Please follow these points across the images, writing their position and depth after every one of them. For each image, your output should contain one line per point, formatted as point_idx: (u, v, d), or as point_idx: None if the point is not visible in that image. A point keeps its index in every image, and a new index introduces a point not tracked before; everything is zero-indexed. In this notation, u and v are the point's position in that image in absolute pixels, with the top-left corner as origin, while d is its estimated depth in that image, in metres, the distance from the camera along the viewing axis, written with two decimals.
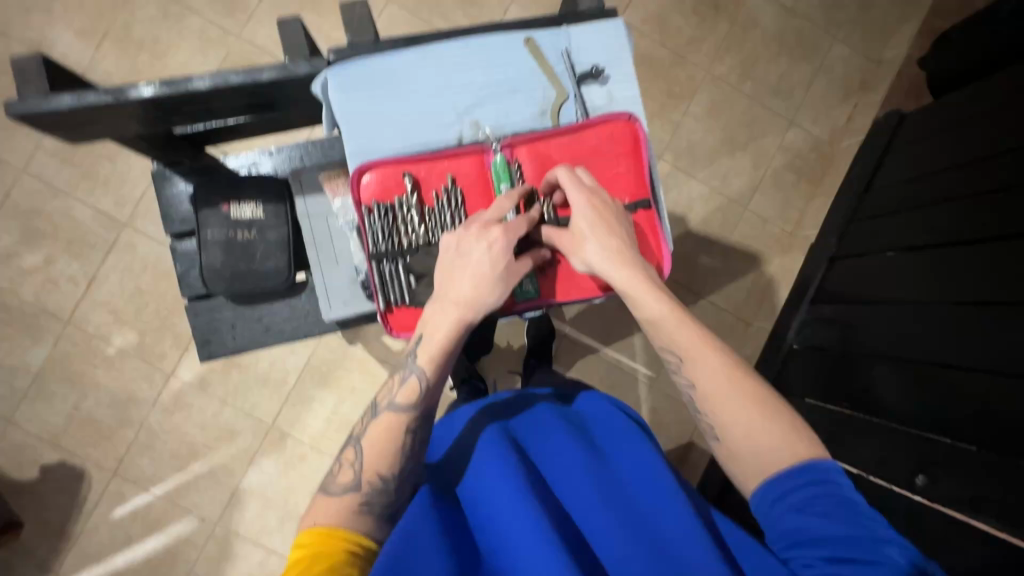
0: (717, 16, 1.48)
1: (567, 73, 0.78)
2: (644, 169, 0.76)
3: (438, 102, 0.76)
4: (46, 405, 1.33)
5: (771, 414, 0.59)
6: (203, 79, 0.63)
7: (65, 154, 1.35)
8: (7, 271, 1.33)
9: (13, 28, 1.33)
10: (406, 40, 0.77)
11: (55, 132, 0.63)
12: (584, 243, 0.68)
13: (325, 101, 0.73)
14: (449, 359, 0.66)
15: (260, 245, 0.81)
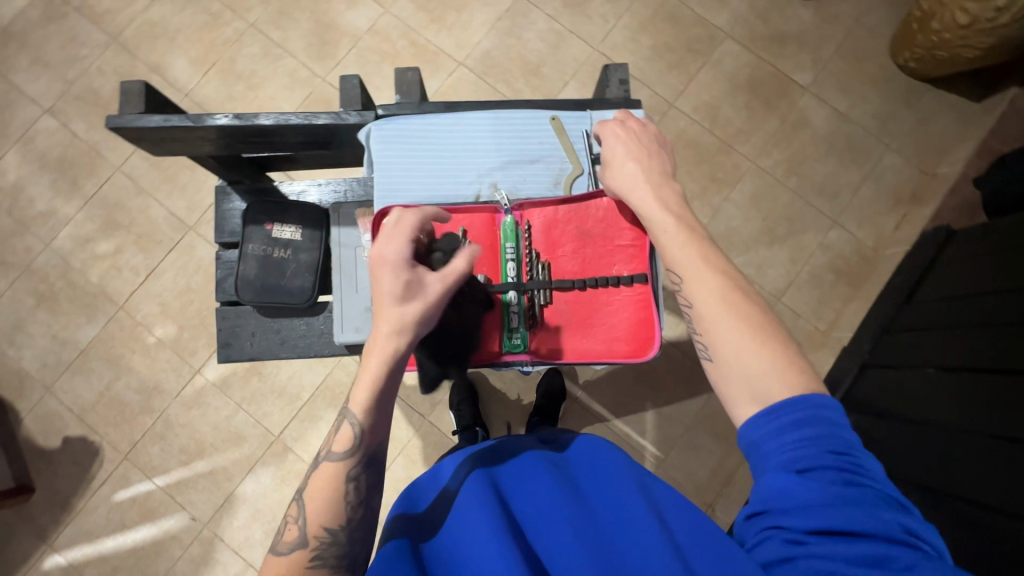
0: (769, 113, 1.53)
1: (584, 152, 0.84)
2: (646, 247, 0.78)
3: (464, 163, 0.82)
4: (83, 381, 1.43)
5: (765, 339, 0.57)
6: (269, 118, 0.72)
7: (156, 159, 1.51)
8: (82, 254, 1.48)
9: (141, 50, 1.55)
10: (445, 104, 0.84)
11: (143, 147, 0.73)
12: (605, 167, 0.74)
13: (365, 149, 0.81)
14: (381, 390, 0.64)
15: (292, 264, 0.88)
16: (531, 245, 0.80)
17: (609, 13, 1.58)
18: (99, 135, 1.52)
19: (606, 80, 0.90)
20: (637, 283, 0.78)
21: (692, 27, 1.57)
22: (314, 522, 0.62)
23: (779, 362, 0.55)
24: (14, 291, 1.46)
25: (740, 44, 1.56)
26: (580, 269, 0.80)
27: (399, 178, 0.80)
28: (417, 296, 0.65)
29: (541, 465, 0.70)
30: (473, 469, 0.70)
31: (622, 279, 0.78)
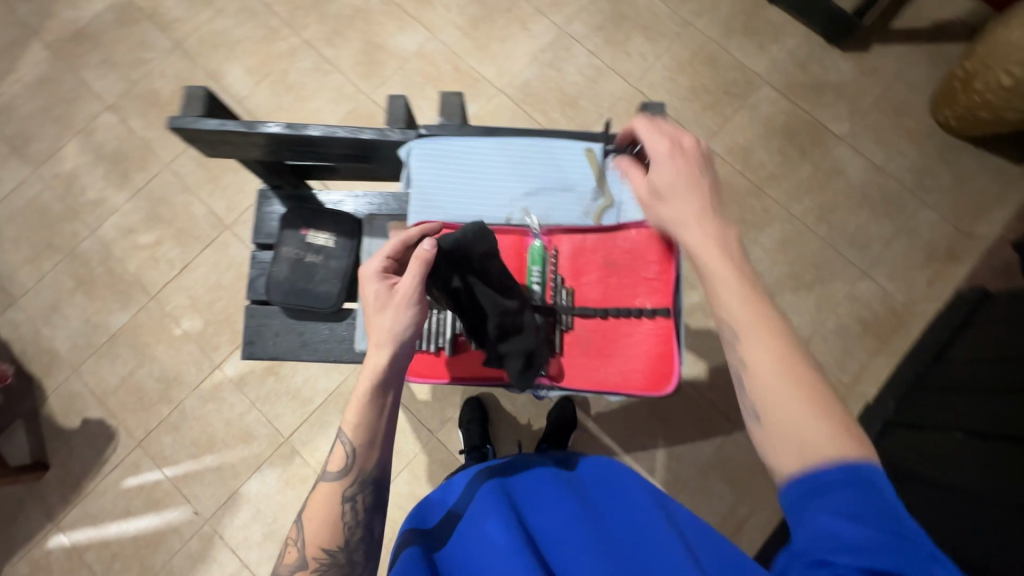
0: (802, 160, 1.53)
1: (617, 185, 0.85)
2: (671, 282, 0.79)
3: (498, 187, 0.84)
4: (108, 366, 1.47)
5: (822, 406, 0.54)
6: (317, 129, 0.75)
7: (202, 159, 1.58)
8: (123, 244, 1.54)
9: (202, 58, 1.64)
10: (484, 129, 0.87)
11: (199, 147, 0.77)
12: (662, 200, 0.69)
13: (404, 167, 0.84)
14: (370, 400, 0.66)
15: (322, 269, 0.89)
16: (557, 269, 0.81)
17: (649, 52, 1.61)
18: (153, 133, 1.60)
19: (643, 115, 0.91)
20: (658, 317, 0.78)
21: (729, 71, 1.59)
22: (313, 543, 0.63)
23: (837, 431, 0.53)
24: (56, 273, 1.53)
25: (777, 90, 1.57)
26: (604, 297, 0.80)
27: (434, 198, 0.83)
28: (388, 306, 0.68)
29: (556, 483, 0.71)
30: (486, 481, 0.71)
31: (644, 312, 0.79)
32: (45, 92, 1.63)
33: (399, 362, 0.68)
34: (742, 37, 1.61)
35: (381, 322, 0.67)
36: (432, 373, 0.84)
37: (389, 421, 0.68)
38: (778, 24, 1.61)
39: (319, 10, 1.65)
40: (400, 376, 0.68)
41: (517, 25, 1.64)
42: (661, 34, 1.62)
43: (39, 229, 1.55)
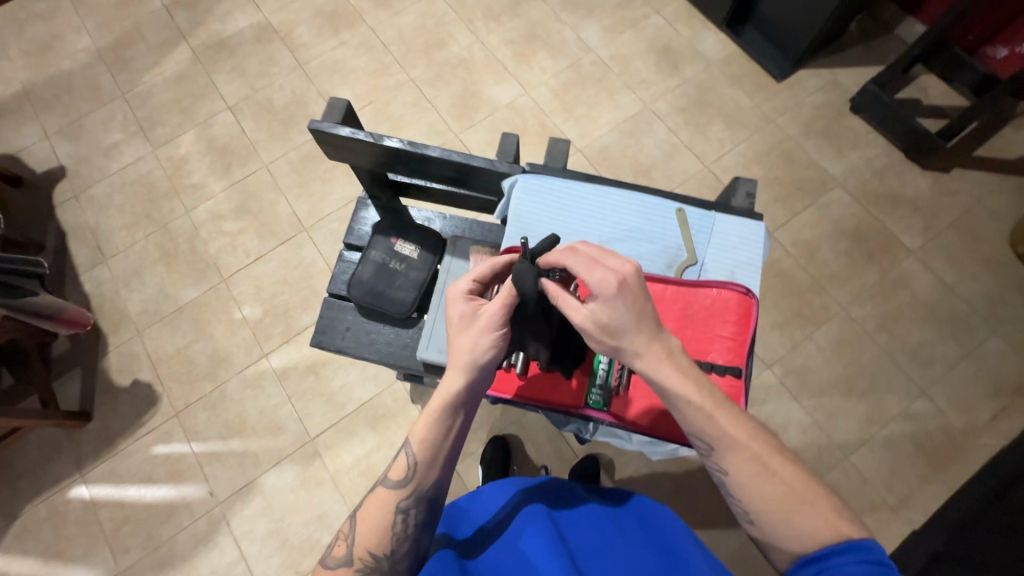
0: (869, 266, 1.52)
1: (704, 246, 0.81)
2: (746, 342, 0.75)
3: (587, 227, 0.81)
4: (168, 335, 1.57)
5: (811, 497, 0.56)
6: (436, 151, 0.76)
7: (298, 166, 1.73)
8: (210, 227, 1.68)
9: (319, 79, 1.83)
10: (584, 176, 0.88)
11: (329, 155, 0.81)
12: (609, 336, 0.63)
13: (507, 195, 0.84)
14: (445, 418, 0.68)
15: (402, 277, 0.91)
16: None
17: (727, 138, 1.68)
18: (261, 135, 1.77)
19: (734, 188, 0.90)
20: (729, 374, 0.74)
21: (804, 169, 1.63)
22: (362, 544, 0.66)
23: (834, 514, 0.55)
24: (146, 242, 1.67)
25: (850, 194, 1.59)
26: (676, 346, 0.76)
27: (528, 226, 0.81)
28: (471, 329, 0.70)
29: (598, 516, 0.74)
30: (529, 500, 0.74)
31: (716, 366, 0.74)
32: (180, 86, 1.84)
33: (473, 385, 0.69)
34: (821, 140, 1.66)
35: (462, 346, 0.69)
36: (497, 388, 0.85)
37: (452, 442, 0.70)
38: (859, 133, 1.66)
39: (430, 55, 1.83)
40: (474, 399, 0.70)
41: (605, 94, 1.75)
42: (741, 124, 1.69)
43: (143, 201, 1.71)
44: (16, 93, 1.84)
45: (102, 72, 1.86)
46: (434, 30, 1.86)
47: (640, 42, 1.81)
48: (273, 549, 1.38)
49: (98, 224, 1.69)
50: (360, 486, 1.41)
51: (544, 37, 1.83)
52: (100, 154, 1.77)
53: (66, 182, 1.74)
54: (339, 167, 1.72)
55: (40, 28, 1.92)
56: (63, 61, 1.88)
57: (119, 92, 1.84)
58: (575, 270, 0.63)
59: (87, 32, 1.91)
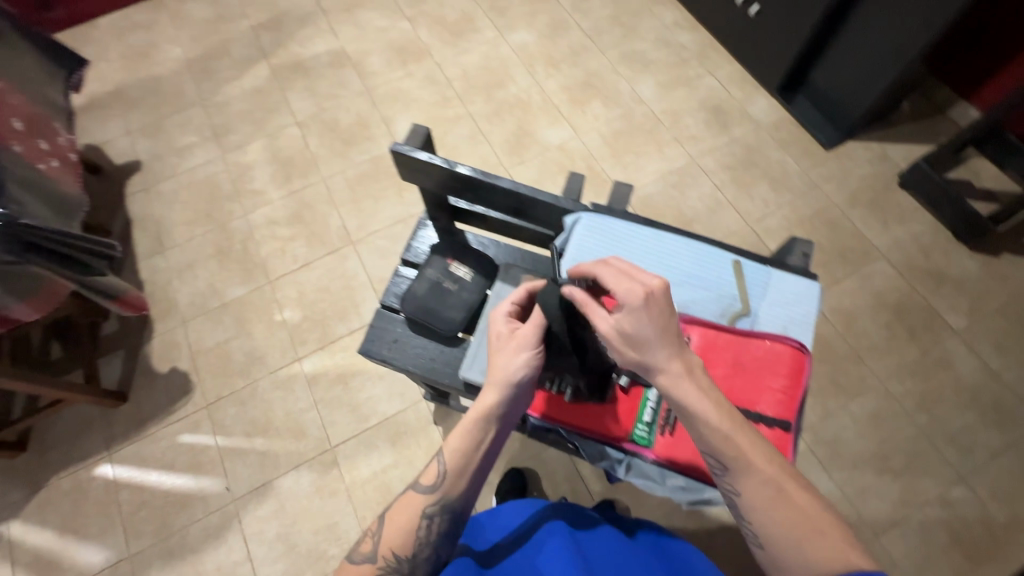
0: (910, 342, 1.49)
1: (759, 299, 0.82)
2: (796, 396, 0.74)
3: (645, 270, 0.83)
4: (210, 329, 1.63)
5: (822, 527, 0.55)
6: (506, 182, 0.79)
7: (353, 182, 1.82)
8: (264, 231, 1.76)
9: (383, 105, 1.94)
10: (643, 219, 0.89)
11: (404, 177, 0.85)
12: (631, 347, 0.63)
13: (566, 230, 0.85)
14: (478, 432, 0.72)
15: (454, 297, 0.92)
16: None
17: (771, 200, 1.70)
18: (323, 151, 1.88)
19: (788, 248, 0.91)
20: (775, 427, 0.74)
21: (848, 238, 1.63)
22: (388, 543, 0.68)
23: (845, 547, 0.54)
24: (203, 239, 1.76)
25: (894, 268, 1.58)
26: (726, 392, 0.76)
27: (588, 261, 0.82)
28: (507, 349, 0.75)
29: (614, 539, 0.79)
30: (550, 517, 0.80)
31: (763, 418, 0.74)
32: (255, 99, 1.98)
33: (508, 401, 0.73)
34: (866, 211, 1.67)
35: (500, 363, 0.74)
36: (544, 411, 0.84)
37: (482, 455, 0.73)
38: (906, 209, 1.66)
39: (489, 93, 1.93)
40: (507, 416, 0.73)
41: (654, 146, 1.80)
42: (786, 187, 1.72)
43: (206, 200, 1.82)
44: (109, 91, 2.00)
45: (188, 80, 2.02)
46: (496, 71, 1.97)
47: (691, 100, 1.87)
48: (280, 553, 1.38)
49: (162, 217, 1.80)
50: (374, 501, 1.41)
51: (599, 87, 1.91)
52: (174, 153, 1.90)
53: (140, 175, 1.87)
54: (392, 188, 1.80)
55: (139, 36, 2.10)
56: (155, 67, 2.05)
57: (200, 99, 1.99)
58: (607, 280, 0.66)
59: (180, 43, 2.09)
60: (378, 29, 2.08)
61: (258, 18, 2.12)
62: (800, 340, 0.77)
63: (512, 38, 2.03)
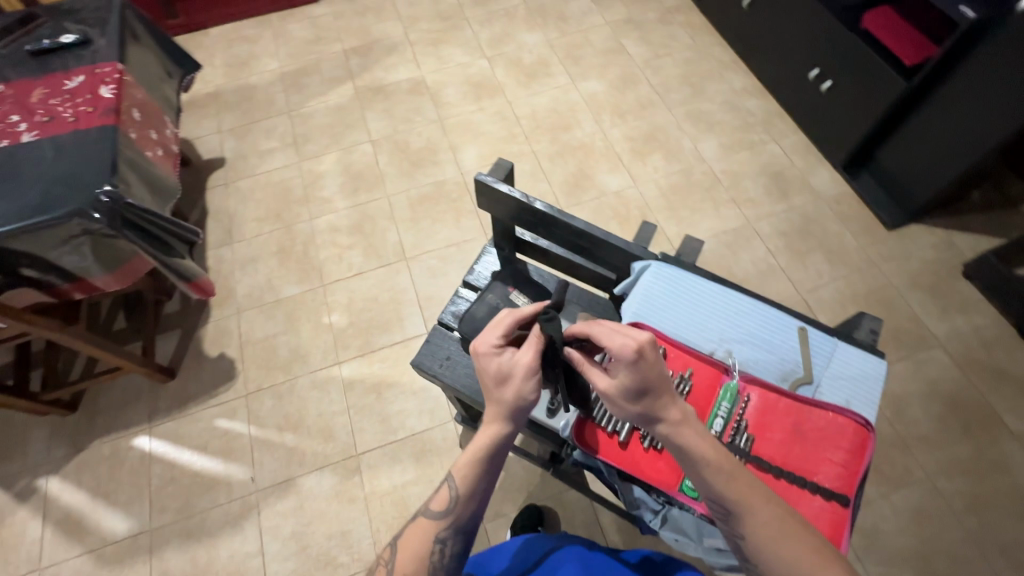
0: (963, 438, 1.42)
1: (823, 370, 0.81)
2: (857, 472, 0.71)
3: (708, 324, 0.85)
4: (261, 321, 1.70)
5: (826, 560, 0.56)
6: (579, 221, 0.82)
7: (415, 202, 1.90)
8: (326, 236, 1.85)
9: (453, 134, 2.04)
10: (711, 274, 0.91)
11: (479, 205, 0.89)
12: (634, 401, 0.62)
13: (634, 275, 0.88)
14: (486, 459, 0.71)
15: None
16: (744, 419, 0.75)
17: (825, 271, 1.68)
18: (391, 169, 1.98)
19: (855, 321, 0.90)
20: (833, 501, 0.70)
21: (903, 320, 1.58)
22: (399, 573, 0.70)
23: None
24: (269, 236, 1.86)
25: (950, 358, 1.52)
26: (784, 457, 0.73)
27: (651, 308, 0.85)
28: (511, 380, 0.69)
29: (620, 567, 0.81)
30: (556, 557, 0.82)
31: (821, 489, 0.71)
32: (337, 115, 2.12)
33: (516, 424, 0.70)
34: (926, 296, 1.62)
35: (504, 395, 0.69)
36: (595, 447, 0.80)
37: (491, 476, 0.72)
38: (969, 299, 1.61)
39: (555, 135, 2.00)
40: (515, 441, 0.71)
41: (711, 204, 1.82)
42: (842, 261, 1.69)
43: (277, 201, 1.94)
44: (209, 93, 2.19)
45: (279, 91, 2.19)
46: (563, 115, 2.05)
47: (753, 164, 1.89)
48: (291, 552, 1.39)
49: (236, 211, 1.92)
50: (389, 514, 1.41)
51: (662, 141, 1.96)
52: (256, 155, 2.04)
53: (222, 171, 2.01)
54: (450, 212, 1.87)
55: (243, 48, 2.31)
56: (252, 76, 2.23)
57: (287, 109, 2.14)
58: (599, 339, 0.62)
59: (278, 58, 2.27)
60: (458, 64, 2.21)
61: (351, 43, 2.30)
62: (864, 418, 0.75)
63: (583, 86, 2.12)
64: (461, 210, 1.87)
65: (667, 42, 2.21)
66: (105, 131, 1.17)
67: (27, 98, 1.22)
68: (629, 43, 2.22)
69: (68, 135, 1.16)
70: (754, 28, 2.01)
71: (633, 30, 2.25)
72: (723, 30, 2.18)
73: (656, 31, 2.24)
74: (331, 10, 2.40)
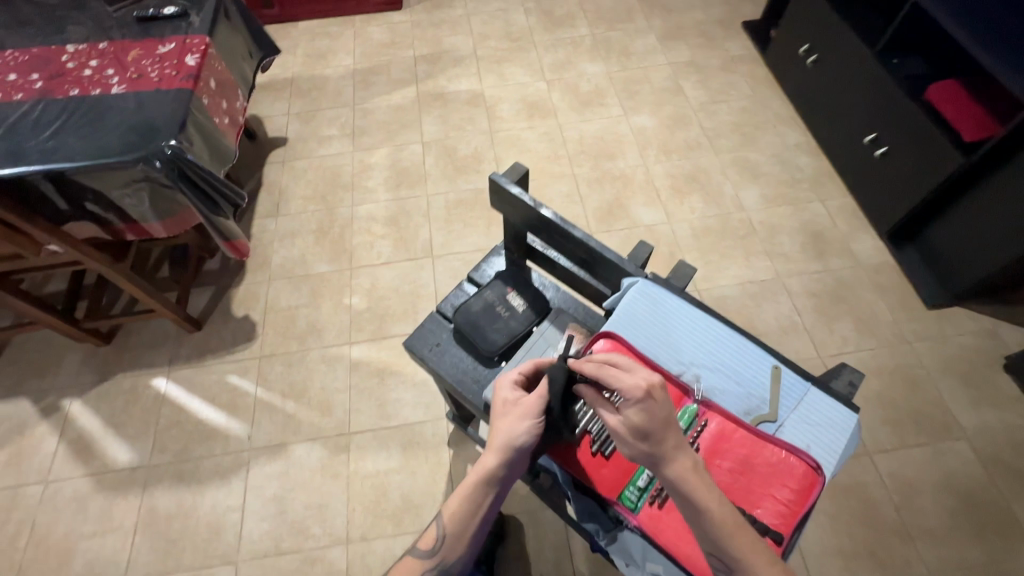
0: (976, 541, 1.32)
1: (789, 411, 0.79)
2: (799, 513, 0.68)
3: (683, 347, 0.84)
4: (287, 292, 1.80)
5: None
6: (581, 232, 0.84)
7: (452, 204, 1.97)
8: (363, 223, 1.95)
9: (500, 147, 2.12)
10: (699, 301, 0.90)
11: (492, 204, 0.92)
12: (639, 441, 0.60)
13: (622, 289, 0.89)
14: (476, 497, 0.75)
15: (502, 323, 0.97)
16: (696, 442, 0.73)
17: (852, 340, 1.62)
18: (435, 171, 2.06)
19: (834, 372, 0.87)
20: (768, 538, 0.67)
21: (929, 404, 1.50)
22: None
23: None
24: (311, 215, 1.97)
25: (976, 453, 1.42)
26: (728, 487, 0.71)
27: (631, 320, 0.85)
28: (510, 415, 0.76)
29: None
30: None
31: (758, 524, 0.67)
32: (395, 114, 2.24)
33: (508, 466, 0.74)
34: (958, 384, 1.53)
35: (502, 430, 0.76)
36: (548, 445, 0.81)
37: (480, 520, 0.75)
38: (1006, 396, 1.50)
39: (598, 162, 2.04)
40: (506, 481, 0.75)
41: (742, 252, 1.80)
42: (871, 332, 1.63)
43: (326, 184, 2.05)
44: (285, 79, 2.37)
45: (348, 85, 2.34)
46: (610, 144, 2.09)
47: (793, 219, 1.86)
48: (269, 514, 1.43)
49: (287, 188, 2.05)
50: (367, 497, 1.44)
51: (703, 183, 1.96)
52: (316, 140, 2.18)
53: (283, 149, 2.15)
54: (482, 219, 1.93)
55: (324, 42, 2.49)
56: (327, 69, 2.39)
57: (352, 102, 2.28)
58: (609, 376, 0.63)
59: (353, 55, 2.43)
60: (517, 83, 2.30)
61: (422, 50, 2.44)
62: (818, 463, 0.72)
63: (634, 120, 2.15)
64: (494, 219, 1.93)
65: (725, 89, 2.22)
66: (182, 94, 1.29)
67: (124, 57, 1.37)
68: (687, 85, 2.24)
69: (151, 93, 1.29)
70: (817, 87, 2.00)
71: (693, 73, 2.28)
72: (785, 85, 2.17)
73: (716, 77, 2.26)
74: (410, 18, 2.56)
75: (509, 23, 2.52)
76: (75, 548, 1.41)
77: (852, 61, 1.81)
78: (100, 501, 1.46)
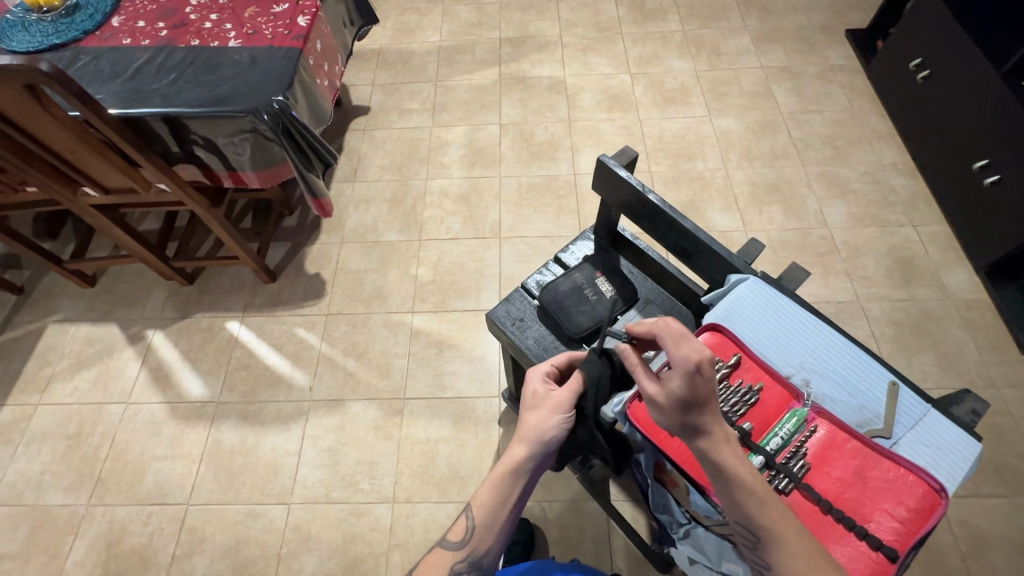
0: None
1: (904, 431, 0.75)
2: (916, 533, 0.64)
3: (792, 350, 0.82)
4: (358, 255, 1.85)
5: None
6: (689, 223, 0.86)
7: (523, 188, 1.98)
8: (435, 197, 1.98)
9: (577, 136, 2.10)
10: (810, 307, 0.88)
11: (594, 186, 0.94)
12: (680, 412, 0.59)
13: (728, 285, 0.90)
14: (504, 489, 0.74)
15: (589, 305, 0.98)
16: (805, 445, 0.71)
17: (932, 375, 1.52)
18: (510, 154, 2.07)
19: (955, 397, 0.81)
20: (879, 554, 0.64)
21: (1012, 455, 1.39)
22: None
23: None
24: (386, 184, 2.02)
25: None
26: (837, 495, 0.68)
27: (735, 317, 0.86)
28: (541, 407, 0.77)
29: None
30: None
31: (868, 537, 0.64)
32: (476, 94, 2.26)
33: (537, 458, 0.74)
34: None
35: (534, 421, 0.76)
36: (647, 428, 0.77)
37: (509, 511, 0.75)
38: None
39: (676, 161, 1.99)
40: (533, 474, 0.75)
41: (820, 270, 1.72)
42: (954, 370, 1.53)
43: (403, 156, 2.10)
44: (373, 50, 2.43)
45: (433, 61, 2.37)
46: (690, 144, 2.03)
47: (880, 242, 1.76)
48: (323, 463, 1.50)
49: (365, 156, 2.10)
50: (416, 462, 1.48)
51: (786, 194, 1.88)
52: (397, 112, 2.23)
53: (364, 118, 2.22)
54: (553, 206, 1.93)
55: (413, 18, 2.53)
56: (414, 44, 2.44)
57: (434, 78, 2.32)
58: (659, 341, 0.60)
59: (439, 33, 2.46)
60: (600, 74, 2.27)
61: (508, 33, 2.44)
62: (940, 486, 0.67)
63: (718, 122, 2.09)
64: (564, 208, 1.92)
65: (820, 99, 2.12)
66: (291, 52, 1.34)
67: (241, 13, 1.44)
68: (779, 91, 2.15)
69: (264, 49, 1.35)
70: (924, 105, 1.87)
71: (787, 79, 2.18)
72: (887, 100, 2.05)
73: (811, 85, 2.16)
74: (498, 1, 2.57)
75: (597, 13, 2.49)
76: (148, 467, 1.51)
77: (972, 80, 1.68)
78: (173, 427, 1.57)
